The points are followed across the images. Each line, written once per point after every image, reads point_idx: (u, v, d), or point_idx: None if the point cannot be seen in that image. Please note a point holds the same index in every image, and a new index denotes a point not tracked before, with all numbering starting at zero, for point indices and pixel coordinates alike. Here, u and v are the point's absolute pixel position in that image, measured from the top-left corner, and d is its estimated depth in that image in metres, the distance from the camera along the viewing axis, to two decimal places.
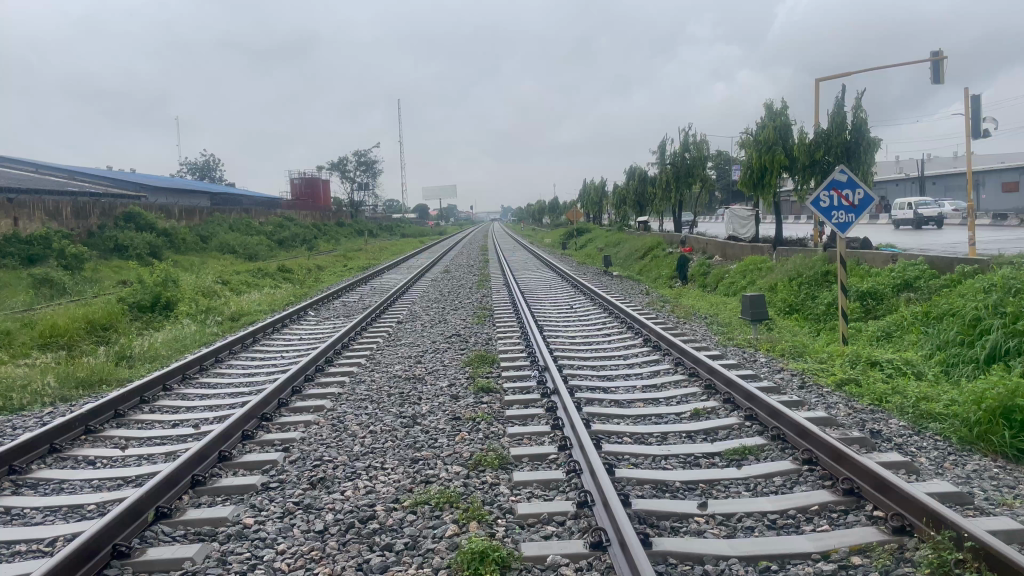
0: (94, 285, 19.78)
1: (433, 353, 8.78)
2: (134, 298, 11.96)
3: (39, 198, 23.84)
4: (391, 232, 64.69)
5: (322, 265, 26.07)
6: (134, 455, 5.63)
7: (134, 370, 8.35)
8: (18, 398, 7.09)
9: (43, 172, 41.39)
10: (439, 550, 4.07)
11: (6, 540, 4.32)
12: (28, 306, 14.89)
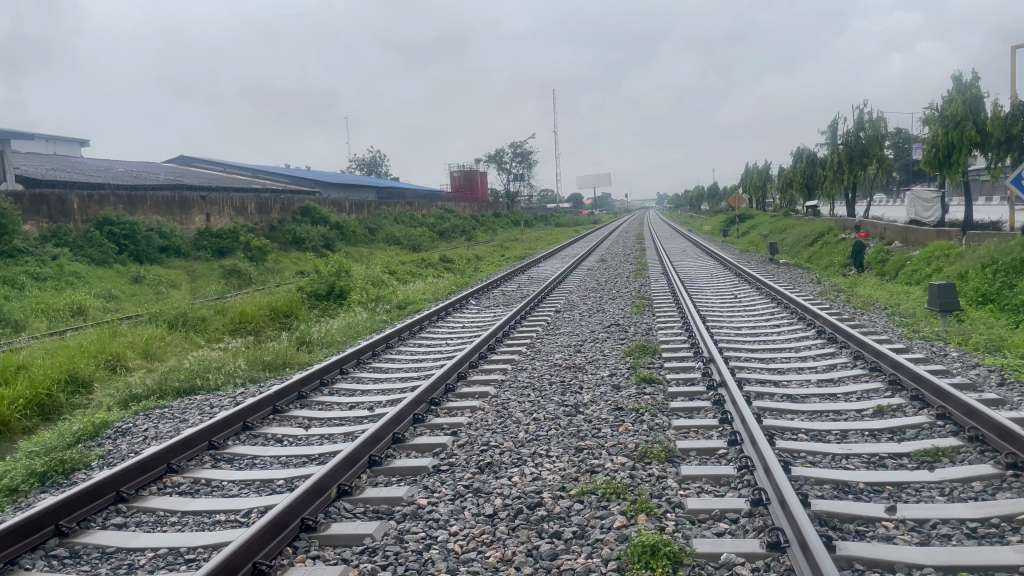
0: (277, 275, 21.35)
1: (593, 342, 8.76)
2: (311, 287, 12.79)
3: (228, 195, 26.04)
4: (546, 221, 65.32)
5: (481, 255, 26.68)
6: (316, 434, 6.00)
7: (313, 354, 8.93)
8: (214, 378, 7.78)
9: (231, 171, 45.18)
10: (608, 541, 4.04)
11: (207, 509, 4.73)
12: (222, 295, 16.28)
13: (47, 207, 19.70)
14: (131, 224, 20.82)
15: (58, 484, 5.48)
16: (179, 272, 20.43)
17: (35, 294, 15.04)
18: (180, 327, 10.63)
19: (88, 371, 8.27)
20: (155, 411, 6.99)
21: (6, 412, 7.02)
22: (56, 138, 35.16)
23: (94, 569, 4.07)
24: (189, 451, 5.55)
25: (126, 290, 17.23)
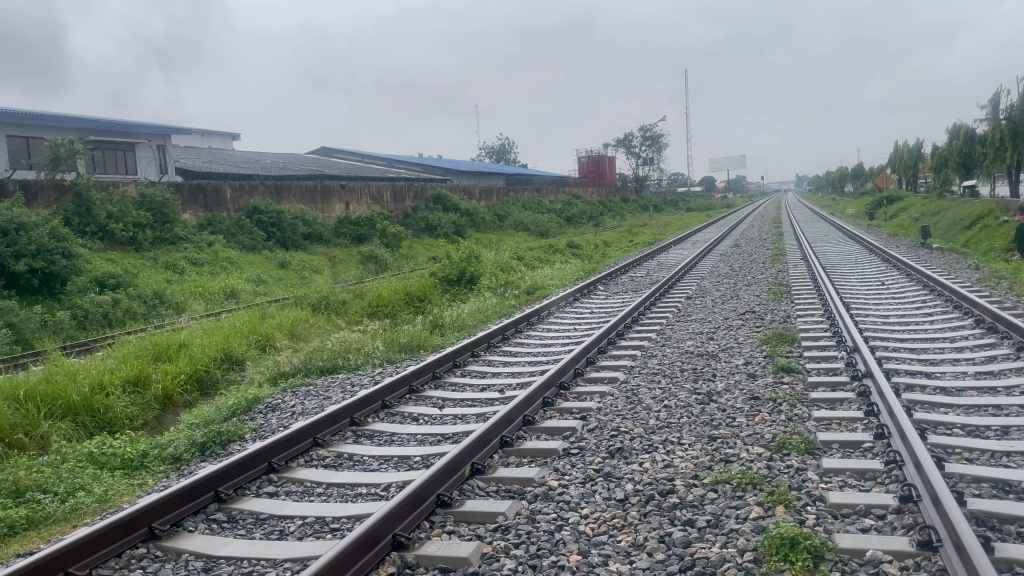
0: (411, 261, 22.05)
1: (727, 330, 8.53)
2: (443, 273, 13.15)
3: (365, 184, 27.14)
4: (676, 206, 63.98)
5: (610, 241, 26.49)
6: (449, 414, 6.18)
7: (445, 337, 9.18)
8: (354, 358, 8.15)
9: (368, 161, 47.02)
10: (744, 531, 3.93)
11: (350, 482, 4.98)
12: (361, 279, 17.01)
13: (203, 197, 21.20)
14: (278, 213, 22.08)
15: (216, 454, 5.93)
16: (321, 258, 21.51)
17: (195, 278, 16.26)
18: (322, 310, 11.19)
19: (240, 350, 8.87)
20: (300, 389, 7.42)
21: (171, 386, 7.66)
22: (211, 132, 37.69)
23: (249, 533, 4.38)
24: (333, 426, 5.86)
25: (274, 274, 18.32)
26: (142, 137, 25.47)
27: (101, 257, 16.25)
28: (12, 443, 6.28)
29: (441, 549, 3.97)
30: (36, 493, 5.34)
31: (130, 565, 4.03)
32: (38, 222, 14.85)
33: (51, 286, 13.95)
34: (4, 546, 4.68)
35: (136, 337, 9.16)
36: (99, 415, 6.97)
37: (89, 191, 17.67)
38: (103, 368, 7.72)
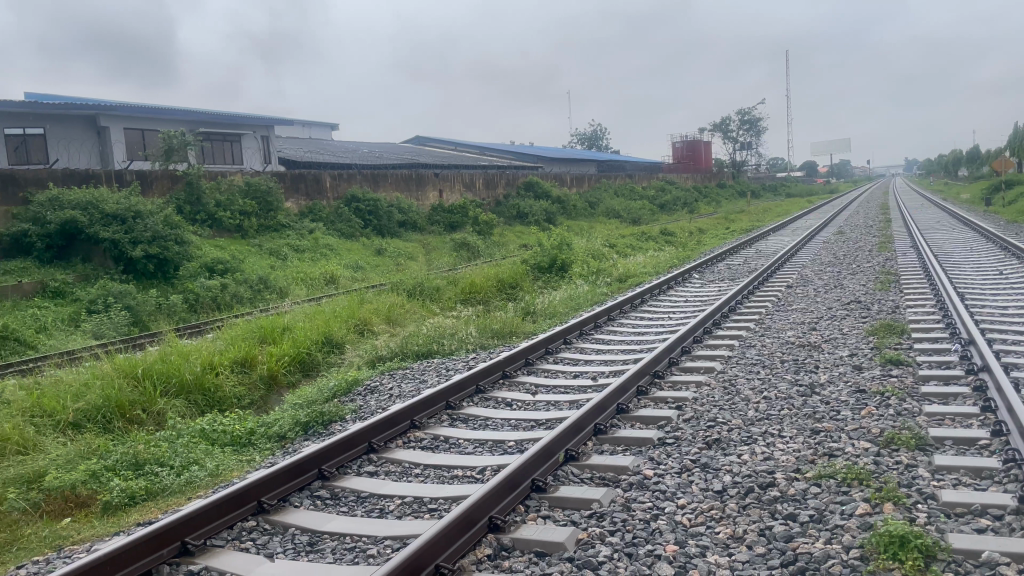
0: (503, 248, 22.20)
1: (830, 320, 8.24)
2: (535, 260, 13.20)
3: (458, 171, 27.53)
4: (774, 192, 62.03)
5: (705, 228, 25.95)
6: (543, 400, 6.21)
7: (537, 324, 9.21)
8: (448, 343, 8.28)
9: (460, 149, 47.57)
10: (849, 527, 3.80)
11: (447, 464, 5.07)
12: (454, 266, 17.26)
13: (305, 186, 21.92)
14: (374, 201, 22.64)
15: (318, 433, 6.16)
16: (416, 245, 21.94)
17: (297, 264, 16.87)
18: (417, 296, 11.42)
19: (340, 333, 9.16)
20: (398, 372, 7.60)
21: (275, 367, 7.99)
22: (310, 122, 38.90)
23: (351, 510, 4.53)
24: (429, 409, 5.99)
25: (371, 261, 18.81)
26: (247, 129, 26.49)
27: (210, 244, 17.07)
28: (132, 418, 6.69)
29: (536, 534, 4.00)
30: (154, 465, 5.67)
31: (241, 536, 4.24)
32: (154, 211, 15.72)
33: (165, 271, 14.76)
34: (126, 515, 5.00)
35: (243, 320, 9.58)
36: (210, 393, 7.34)
37: (199, 180, 18.49)
38: (214, 349, 8.12)
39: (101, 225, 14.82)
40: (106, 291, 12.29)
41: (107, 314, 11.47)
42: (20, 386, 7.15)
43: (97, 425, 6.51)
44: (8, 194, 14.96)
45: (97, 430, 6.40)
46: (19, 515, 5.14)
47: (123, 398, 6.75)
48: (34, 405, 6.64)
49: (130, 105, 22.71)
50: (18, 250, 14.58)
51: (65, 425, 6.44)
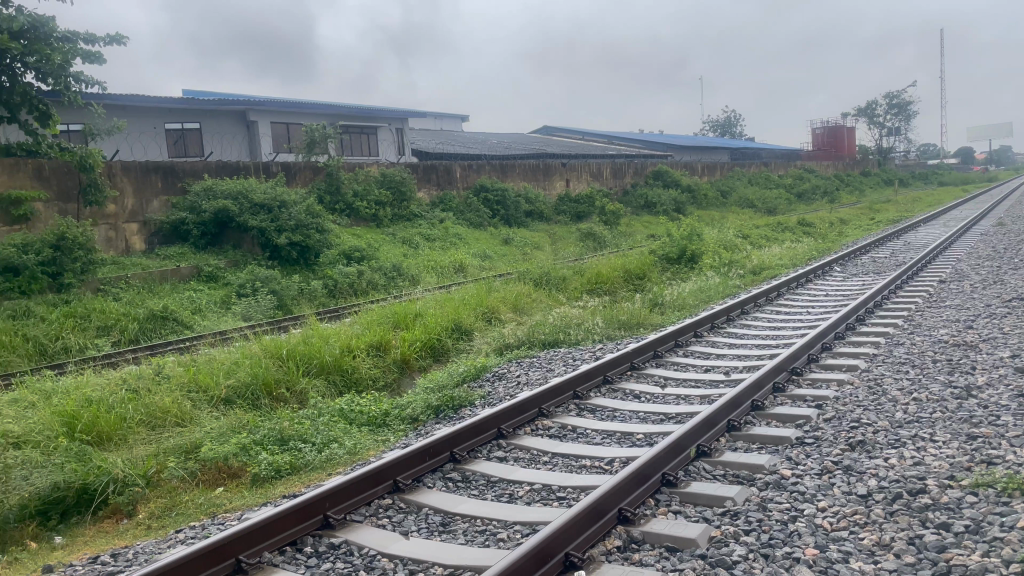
0: (630, 238, 21.97)
1: (988, 318, 7.64)
2: (663, 251, 13.01)
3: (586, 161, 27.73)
4: (923, 179, 58.09)
5: (847, 219, 24.64)
6: (672, 394, 6.10)
7: (666, 316, 9.06)
8: (575, 333, 8.30)
9: (588, 138, 47.43)
10: (1010, 540, 3.52)
11: (575, 453, 5.08)
12: (582, 256, 17.25)
13: (436, 176, 22.46)
14: (502, 191, 22.94)
15: (449, 417, 6.32)
16: (542, 235, 22.09)
17: (428, 252, 17.36)
18: (544, 285, 11.50)
19: (469, 320, 9.36)
20: (525, 360, 7.69)
21: (408, 352, 8.26)
22: (442, 114, 39.87)
23: (481, 494, 4.62)
24: (557, 398, 6.02)
25: (499, 250, 19.08)
26: (382, 121, 27.39)
27: (348, 233, 17.84)
28: (277, 396, 7.11)
29: (667, 528, 3.95)
30: (297, 441, 5.99)
31: (378, 513, 4.41)
32: (297, 200, 16.57)
33: (306, 257, 15.55)
34: (273, 487, 5.32)
35: (378, 306, 9.95)
36: (347, 374, 7.68)
37: (338, 171, 19.27)
38: (351, 332, 8.49)
39: (250, 214, 15.79)
40: (254, 276, 13.11)
41: (256, 298, 12.23)
42: (179, 363, 7.73)
43: (246, 402, 6.96)
44: (169, 184, 16.17)
45: (246, 407, 6.85)
46: (178, 481, 5.57)
47: (269, 377, 7.18)
48: (190, 380, 7.16)
49: (276, 100, 23.96)
50: (177, 237, 15.76)
51: (218, 400, 6.92)
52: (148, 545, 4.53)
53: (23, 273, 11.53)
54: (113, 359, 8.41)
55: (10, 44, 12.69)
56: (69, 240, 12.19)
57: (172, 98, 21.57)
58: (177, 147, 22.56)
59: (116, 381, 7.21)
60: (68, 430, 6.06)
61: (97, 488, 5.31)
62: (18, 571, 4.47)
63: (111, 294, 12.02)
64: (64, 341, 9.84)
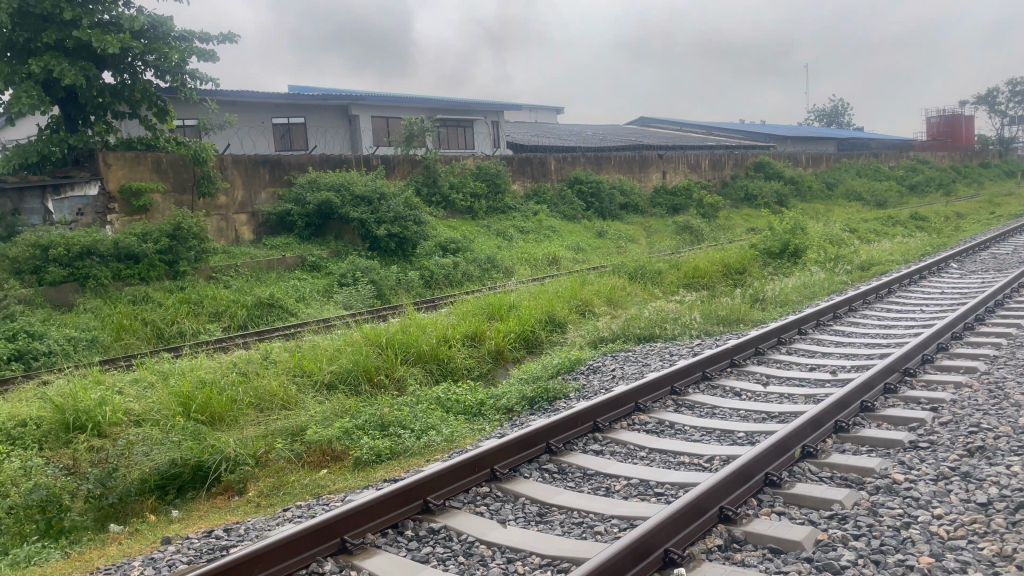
0: (729, 232, 21.46)
1: None
2: (765, 245, 12.65)
3: (684, 153, 27.47)
4: None
5: (964, 213, 23.33)
6: (775, 392, 5.94)
7: (766, 312, 8.81)
8: (671, 327, 8.17)
9: (685, 129, 46.59)
10: None
11: (673, 449, 5.01)
12: (678, 250, 16.99)
13: (531, 169, 22.52)
14: (597, 183, 22.84)
15: (544, 408, 6.34)
16: (637, 228, 21.87)
17: (522, 245, 17.45)
18: (639, 279, 11.39)
19: (563, 313, 9.37)
20: (620, 354, 7.64)
21: (502, 343, 8.33)
22: (536, 106, 39.93)
23: (578, 486, 4.61)
24: (654, 393, 5.95)
25: (593, 243, 19.00)
26: (479, 114, 27.64)
27: (444, 225, 18.12)
28: (376, 383, 7.30)
29: (771, 530, 3.84)
30: (397, 427, 6.14)
31: (476, 501, 4.46)
32: (395, 193, 16.94)
33: (403, 248, 15.90)
34: (373, 471, 5.47)
35: (474, 297, 10.07)
36: (443, 364, 7.81)
37: (436, 164, 19.55)
38: (447, 322, 8.64)
39: (351, 205, 16.24)
40: (354, 267, 13.50)
41: (356, 287, 12.60)
42: (285, 348, 8.04)
43: (347, 387, 7.18)
44: (275, 176, 16.81)
45: (348, 392, 7.07)
46: (285, 462, 5.80)
47: (369, 364, 7.37)
48: (295, 365, 7.44)
49: (378, 93, 24.49)
50: (282, 227, 16.38)
51: (321, 385, 7.16)
52: (258, 522, 4.72)
53: (143, 260, 12.23)
54: (224, 343, 8.83)
55: (133, 43, 13.43)
56: (184, 230, 12.86)
57: (278, 93, 22.37)
58: (282, 140, 23.41)
59: (227, 364, 7.56)
60: (184, 410, 6.39)
61: (210, 466, 5.58)
62: (140, 541, 4.73)
63: (222, 282, 12.61)
64: (179, 326, 10.40)
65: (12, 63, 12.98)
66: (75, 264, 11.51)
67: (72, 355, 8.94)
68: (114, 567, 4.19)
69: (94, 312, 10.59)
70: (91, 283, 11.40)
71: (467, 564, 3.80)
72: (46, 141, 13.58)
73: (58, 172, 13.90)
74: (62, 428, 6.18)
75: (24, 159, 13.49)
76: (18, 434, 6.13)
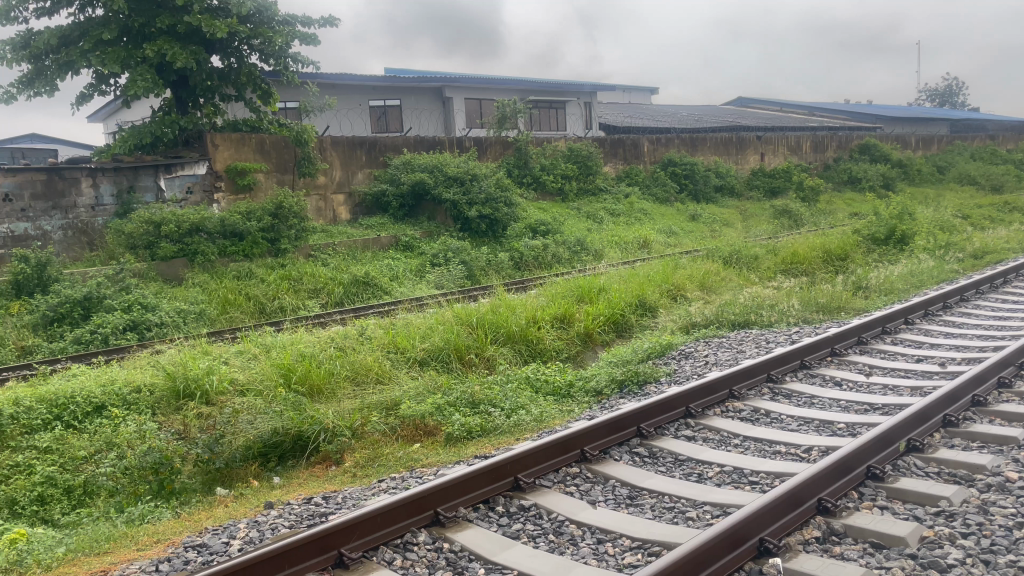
0: (830, 216, 20.69)
1: None
2: (869, 231, 12.17)
3: (784, 134, 26.75)
4: None
5: None
6: (878, 384, 5.72)
7: (870, 300, 8.47)
8: (768, 314, 7.99)
9: (784, 109, 45.14)
10: None
11: (769, 438, 4.90)
12: (775, 234, 16.53)
13: (623, 150, 22.28)
14: (691, 165, 22.42)
15: (634, 392, 6.30)
16: (732, 211, 21.37)
17: (612, 227, 17.34)
18: (734, 264, 11.15)
19: (654, 297, 9.28)
20: (714, 340, 7.50)
21: (591, 325, 8.33)
22: (631, 87, 39.40)
23: (669, 471, 4.57)
24: (749, 380, 5.83)
25: (686, 226, 18.72)
26: (571, 96, 27.49)
27: (534, 207, 18.17)
28: (466, 360, 7.43)
29: (873, 524, 3.71)
30: (488, 405, 6.24)
31: (565, 480, 4.48)
32: (487, 174, 17.07)
33: (494, 230, 16.06)
34: (465, 447, 5.58)
35: (563, 279, 10.07)
36: (532, 345, 7.87)
37: (527, 145, 19.56)
38: (537, 304, 8.68)
39: (444, 186, 16.47)
40: (446, 247, 13.70)
41: (447, 267, 12.80)
42: (379, 325, 8.27)
43: (439, 365, 7.33)
44: (372, 157, 17.20)
45: (440, 369, 7.21)
46: (380, 435, 5.96)
47: (460, 342, 7.50)
48: (390, 341, 7.63)
49: (471, 75, 24.67)
50: (377, 207, 16.77)
51: (413, 361, 7.33)
52: (355, 491, 4.89)
53: (247, 238, 12.74)
54: (322, 319, 9.14)
55: (240, 27, 13.92)
56: (285, 209, 13.35)
57: (375, 76, 22.82)
58: (378, 122, 23.90)
59: (325, 339, 7.83)
60: (286, 380, 6.68)
61: (310, 435, 5.80)
62: (245, 504, 4.98)
63: (320, 260, 13.02)
64: (280, 301, 10.81)
65: (129, 47, 13.70)
66: (185, 240, 12.10)
67: (182, 326, 9.43)
68: (222, 528, 4.41)
69: (202, 286, 11.13)
70: (199, 258, 11.95)
71: (557, 543, 3.82)
72: (159, 123, 14.29)
73: (170, 152, 14.62)
74: (173, 394, 6.56)
75: (139, 140, 14.26)
76: (133, 399, 6.52)
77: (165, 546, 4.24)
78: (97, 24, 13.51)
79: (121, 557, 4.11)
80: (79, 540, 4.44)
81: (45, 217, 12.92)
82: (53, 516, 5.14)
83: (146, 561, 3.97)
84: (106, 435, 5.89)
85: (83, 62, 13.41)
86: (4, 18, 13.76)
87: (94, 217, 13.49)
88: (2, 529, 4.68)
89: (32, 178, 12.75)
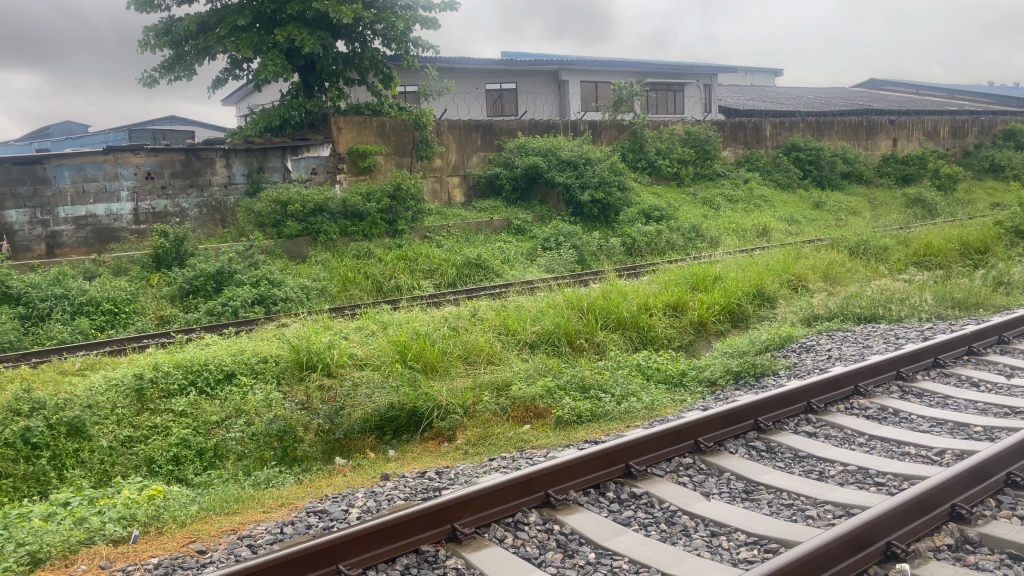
0: (968, 206, 19.40)
1: None
2: (1013, 222, 11.35)
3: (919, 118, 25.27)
4: None
5: None
6: (1021, 386, 5.34)
7: (1012, 297, 7.91)
8: (897, 309, 7.60)
9: (920, 92, 42.55)
10: None
11: (897, 438, 4.67)
12: (907, 225, 15.63)
13: (745, 134, 21.61)
14: (817, 150, 21.52)
15: (750, 384, 6.14)
16: (860, 200, 20.39)
17: (729, 214, 16.89)
18: (861, 255, 10.64)
19: (774, 288, 8.99)
20: (838, 333, 7.19)
21: (705, 315, 8.15)
22: (753, 69, 38.08)
23: (788, 467, 4.43)
24: (877, 377, 5.57)
25: (808, 214, 18.02)
26: (690, 78, 26.88)
27: (647, 191, 17.93)
28: (577, 345, 7.43)
29: (1011, 535, 3.48)
30: (598, 391, 6.23)
31: (678, 470, 4.41)
32: (602, 158, 16.93)
33: (606, 215, 15.98)
34: (574, 431, 5.59)
35: (677, 266, 9.89)
36: (644, 332, 7.79)
37: (643, 129, 19.27)
38: (650, 290, 8.56)
39: (557, 170, 16.47)
40: (557, 231, 13.72)
41: (558, 251, 12.83)
42: (492, 306, 8.36)
43: (549, 348, 7.37)
44: (486, 140, 17.38)
45: (550, 353, 7.24)
46: (490, 415, 6.06)
47: (571, 327, 7.51)
48: (500, 323, 7.72)
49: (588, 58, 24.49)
50: (491, 190, 16.95)
51: (524, 344, 7.39)
52: (466, 468, 4.98)
53: (366, 219, 13.15)
54: (436, 298, 9.37)
55: (363, 13, 14.26)
56: (403, 191, 13.69)
57: (492, 59, 23.01)
58: (494, 106, 24.10)
59: (439, 318, 8.00)
60: (401, 356, 6.87)
61: (424, 411, 5.96)
62: (363, 474, 5.17)
63: (434, 241, 13.32)
64: (396, 280, 11.14)
65: (260, 33, 14.34)
66: (309, 219, 12.62)
67: (305, 301, 9.84)
68: (341, 496, 4.60)
69: (324, 264, 11.58)
70: (322, 237, 12.45)
71: (669, 532, 3.77)
72: (288, 106, 14.93)
73: (296, 134, 15.25)
74: (296, 365, 6.88)
75: (268, 123, 14.94)
76: (260, 368, 6.86)
77: (289, 510, 4.46)
78: (232, 11, 14.21)
79: (249, 518, 4.35)
80: (211, 500, 4.73)
81: (183, 195, 13.80)
82: (187, 476, 5.52)
83: (271, 523, 4.18)
84: (235, 402, 6.25)
85: (220, 47, 14.15)
86: (149, 5, 14.68)
87: (227, 195, 14.28)
88: (142, 485, 5.06)
89: (171, 158, 13.62)
